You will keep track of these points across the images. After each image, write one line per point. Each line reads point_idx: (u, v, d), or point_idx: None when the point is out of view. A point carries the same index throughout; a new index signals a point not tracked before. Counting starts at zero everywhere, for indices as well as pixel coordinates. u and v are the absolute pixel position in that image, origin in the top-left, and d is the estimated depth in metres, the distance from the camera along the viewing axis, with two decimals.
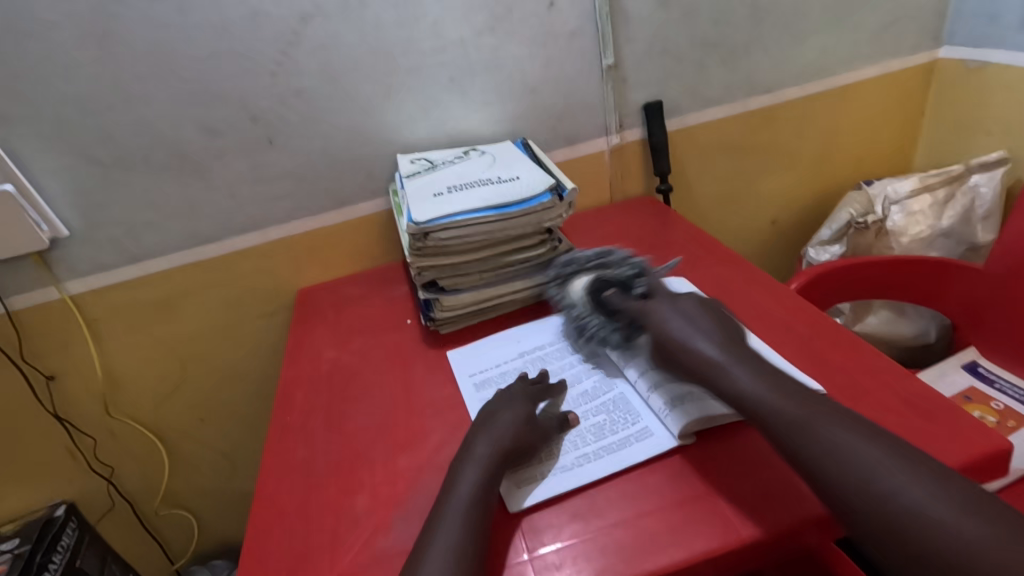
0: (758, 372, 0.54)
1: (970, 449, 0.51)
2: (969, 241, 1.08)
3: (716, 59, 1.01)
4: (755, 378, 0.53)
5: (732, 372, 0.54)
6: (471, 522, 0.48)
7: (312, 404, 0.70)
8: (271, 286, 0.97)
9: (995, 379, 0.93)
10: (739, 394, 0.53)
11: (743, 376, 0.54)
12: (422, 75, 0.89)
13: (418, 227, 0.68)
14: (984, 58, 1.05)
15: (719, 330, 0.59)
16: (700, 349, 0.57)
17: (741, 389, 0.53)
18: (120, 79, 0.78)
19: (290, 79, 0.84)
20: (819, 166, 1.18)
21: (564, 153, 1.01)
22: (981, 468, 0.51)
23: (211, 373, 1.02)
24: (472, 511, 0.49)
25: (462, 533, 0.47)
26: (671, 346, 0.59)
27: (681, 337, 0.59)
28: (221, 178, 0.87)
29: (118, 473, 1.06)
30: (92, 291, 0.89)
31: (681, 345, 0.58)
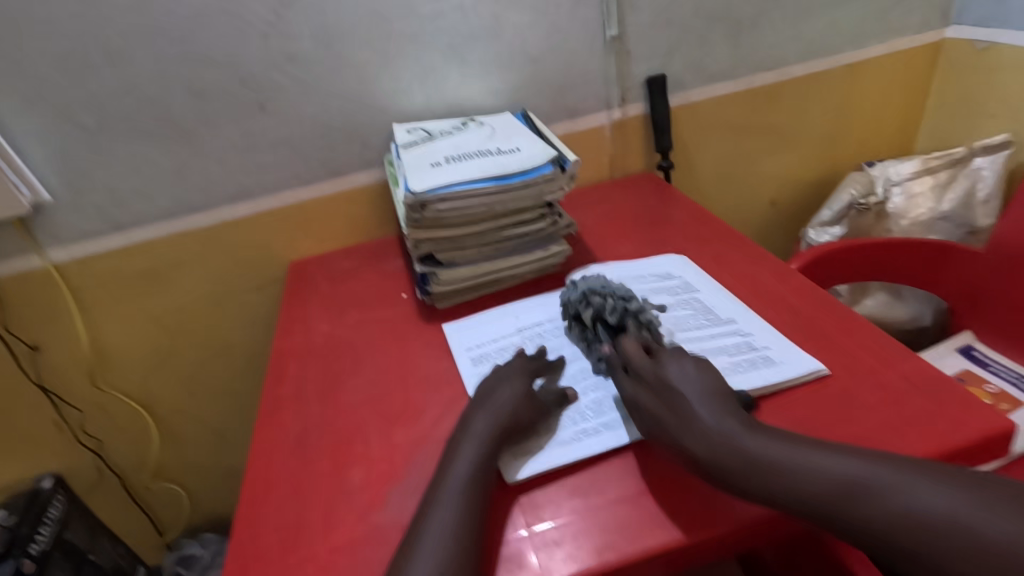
0: (762, 433, 0.48)
1: (975, 429, 0.50)
2: (969, 225, 1.06)
3: (722, 33, 0.98)
4: (753, 436, 0.48)
5: (729, 435, 0.48)
6: (469, 496, 0.47)
7: (305, 378, 0.69)
8: (263, 258, 0.95)
9: (989, 362, 0.94)
10: (762, 448, 0.47)
11: (693, 397, 0.51)
12: (420, 41, 0.86)
13: (415, 198, 0.66)
14: (993, 38, 1.03)
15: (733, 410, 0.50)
16: (698, 426, 0.49)
17: (709, 414, 0.50)
18: (103, 37, 0.75)
19: (283, 41, 0.81)
20: (821, 146, 1.17)
21: (565, 127, 0.99)
22: (984, 447, 0.50)
23: (201, 346, 1.00)
24: (470, 484, 0.48)
25: (460, 508, 0.46)
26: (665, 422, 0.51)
27: (678, 413, 0.51)
28: (210, 145, 0.85)
29: (105, 446, 1.04)
30: (77, 260, 0.87)
31: (677, 420, 0.50)
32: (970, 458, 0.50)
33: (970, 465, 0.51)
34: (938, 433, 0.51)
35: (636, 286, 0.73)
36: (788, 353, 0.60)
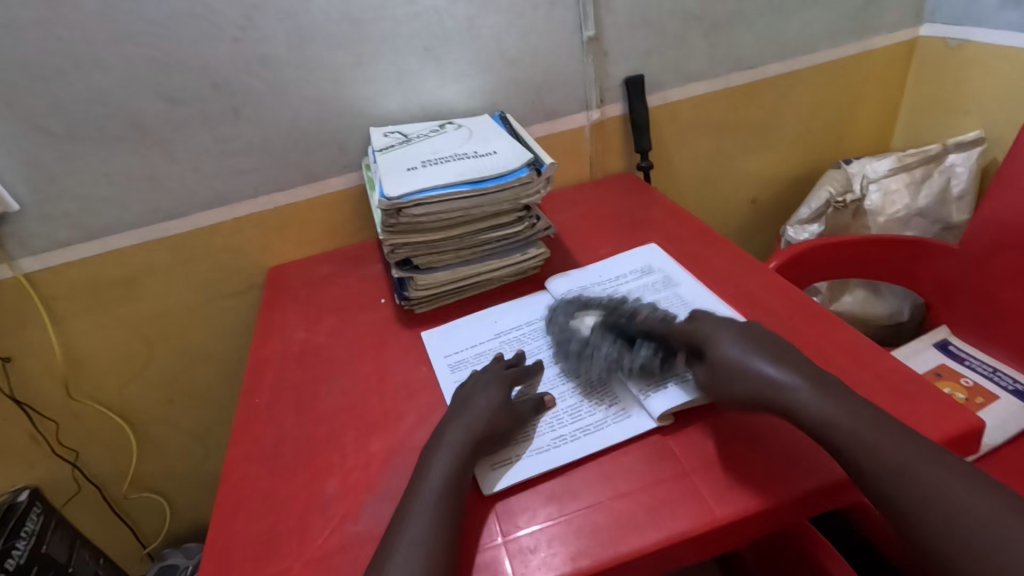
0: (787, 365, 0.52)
1: (942, 427, 0.51)
2: (945, 221, 1.08)
3: (698, 33, 0.98)
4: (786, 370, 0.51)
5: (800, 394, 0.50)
6: (442, 510, 0.47)
7: (281, 387, 0.68)
8: (240, 264, 0.94)
9: (965, 357, 0.95)
10: (781, 372, 0.51)
11: (765, 357, 0.53)
12: (396, 44, 0.86)
13: (390, 203, 0.66)
14: (965, 37, 1.05)
15: (789, 352, 0.54)
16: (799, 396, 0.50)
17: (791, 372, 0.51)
18: (68, 41, 0.73)
19: (255, 45, 0.80)
20: (799, 145, 1.17)
21: (543, 129, 0.99)
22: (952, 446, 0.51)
23: (179, 354, 0.99)
24: (443, 498, 0.47)
25: (433, 523, 0.46)
26: (731, 370, 0.53)
27: (744, 362, 0.53)
28: (183, 151, 0.83)
29: (83, 456, 1.03)
30: (49, 269, 0.85)
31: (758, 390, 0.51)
32: None
33: None
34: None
35: (619, 287, 0.74)
36: None
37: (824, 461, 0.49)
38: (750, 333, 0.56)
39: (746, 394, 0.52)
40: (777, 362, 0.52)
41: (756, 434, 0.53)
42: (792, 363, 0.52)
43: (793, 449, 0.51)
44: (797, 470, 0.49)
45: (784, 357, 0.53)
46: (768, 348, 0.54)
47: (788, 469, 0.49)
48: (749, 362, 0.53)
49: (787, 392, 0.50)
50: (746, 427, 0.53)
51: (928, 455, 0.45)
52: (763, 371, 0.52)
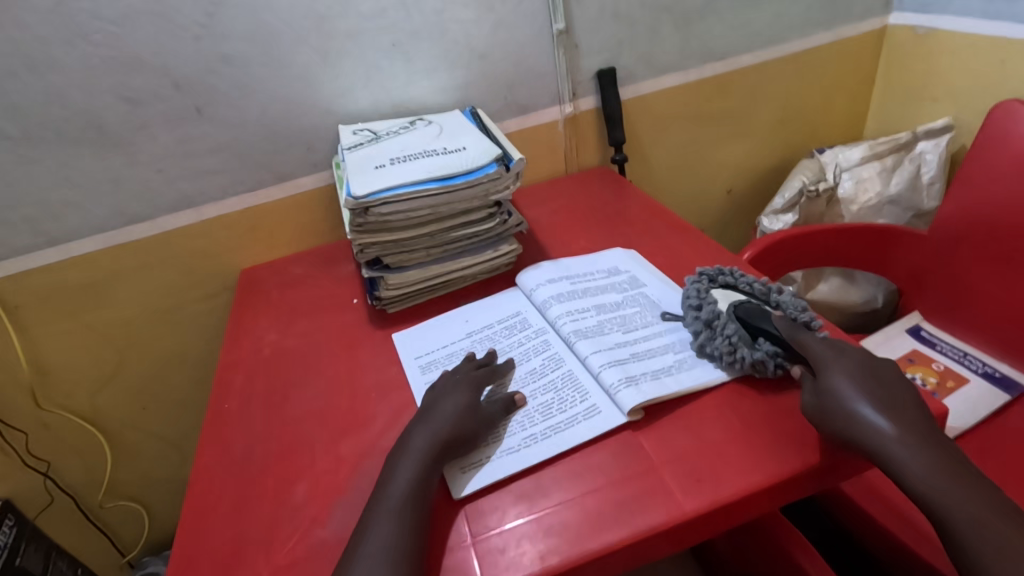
0: (892, 416, 0.48)
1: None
2: (916, 208, 1.09)
3: (669, 25, 0.98)
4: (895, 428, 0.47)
5: (901, 454, 0.46)
6: (407, 516, 0.46)
7: (251, 392, 0.67)
8: (211, 266, 0.92)
9: (937, 341, 0.96)
10: (878, 421, 0.48)
11: (872, 404, 0.48)
12: (362, 40, 0.84)
13: (357, 202, 0.65)
14: (933, 24, 1.06)
15: (890, 401, 0.49)
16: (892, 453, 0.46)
17: (889, 422, 0.48)
18: (21, 42, 0.71)
19: (217, 43, 0.78)
20: (773, 134, 1.18)
21: (516, 123, 0.98)
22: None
23: (150, 361, 0.97)
24: (409, 504, 0.47)
25: (397, 528, 0.46)
26: (834, 411, 0.49)
27: (849, 402, 0.49)
28: (147, 153, 0.81)
29: (55, 467, 1.00)
30: (10, 276, 0.83)
31: (871, 434, 0.47)
32: None
33: None
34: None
35: (585, 286, 0.72)
36: None
37: (786, 452, 0.50)
38: (873, 375, 0.51)
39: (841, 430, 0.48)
40: (884, 412, 0.48)
41: (725, 424, 0.53)
42: (896, 414, 0.48)
43: (757, 442, 0.51)
44: (761, 461, 0.50)
45: (887, 402, 0.49)
46: (882, 396, 0.49)
47: (753, 459, 0.50)
48: (855, 407, 0.49)
49: (881, 442, 0.47)
50: (716, 417, 0.54)
51: (911, 448, 0.46)
52: (875, 426, 0.47)
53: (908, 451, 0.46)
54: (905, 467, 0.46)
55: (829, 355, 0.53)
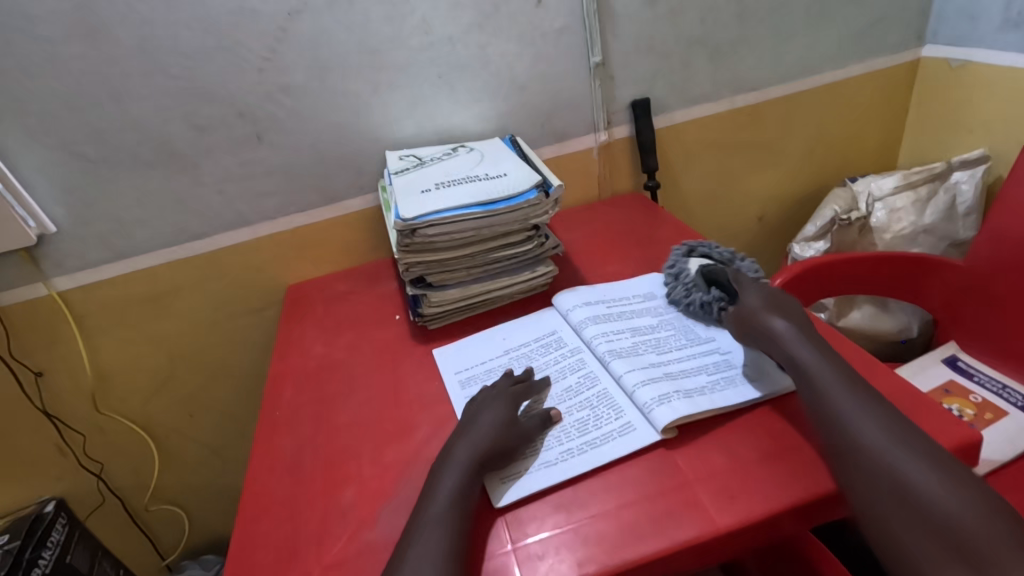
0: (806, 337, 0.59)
1: (937, 442, 0.52)
2: (951, 237, 1.09)
3: (703, 58, 1.02)
4: (817, 354, 0.57)
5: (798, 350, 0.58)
6: (451, 522, 0.49)
7: (300, 400, 0.71)
8: (262, 281, 0.97)
9: (974, 373, 0.95)
10: (794, 340, 0.58)
11: (767, 311, 0.62)
12: (410, 72, 0.90)
13: (405, 224, 0.69)
14: (966, 57, 1.07)
15: (802, 320, 0.61)
16: (796, 351, 0.58)
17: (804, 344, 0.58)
18: (106, 74, 0.78)
19: (278, 75, 0.84)
20: (805, 162, 1.19)
21: (552, 151, 1.02)
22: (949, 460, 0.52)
23: (200, 370, 1.02)
24: (453, 512, 0.50)
25: (443, 533, 0.48)
26: (747, 320, 0.63)
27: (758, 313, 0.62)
28: (210, 175, 0.88)
29: (107, 469, 1.06)
30: (81, 287, 0.89)
31: (764, 334, 0.60)
32: None
33: None
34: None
35: (618, 310, 0.74)
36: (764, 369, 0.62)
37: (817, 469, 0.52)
38: (785, 302, 0.63)
39: (760, 337, 0.61)
40: (792, 324, 0.60)
41: (755, 441, 0.55)
42: (798, 324, 0.60)
43: (788, 463, 0.53)
44: (791, 478, 0.51)
45: (792, 317, 0.61)
46: (792, 314, 0.61)
47: (783, 474, 0.52)
48: (764, 317, 0.61)
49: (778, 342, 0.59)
50: (748, 435, 0.56)
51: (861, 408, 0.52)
52: (775, 333, 0.60)
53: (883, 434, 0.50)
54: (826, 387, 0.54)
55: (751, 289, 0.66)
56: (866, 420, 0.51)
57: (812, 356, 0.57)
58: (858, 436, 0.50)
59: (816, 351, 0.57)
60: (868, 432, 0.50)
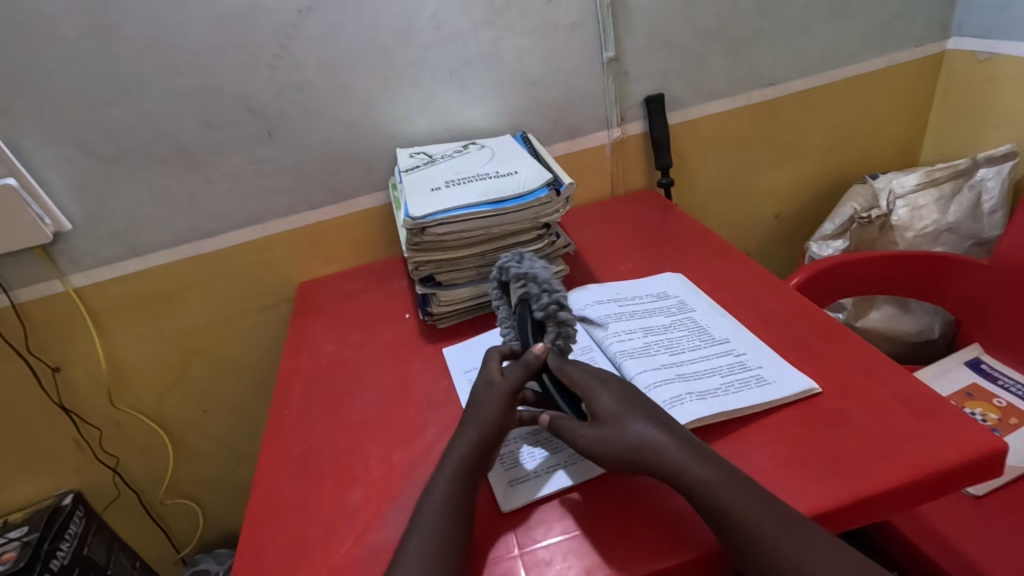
0: (660, 429, 0.51)
1: (802, 501, 0.49)
2: (976, 236, 1.05)
3: (719, 53, 1.00)
4: (677, 444, 0.50)
5: (660, 454, 0.50)
6: (444, 527, 0.48)
7: (309, 399, 0.71)
8: (273, 278, 0.98)
9: (998, 376, 0.92)
10: (651, 436, 0.51)
11: (624, 414, 0.53)
12: (421, 69, 0.89)
13: (414, 222, 0.68)
14: (994, 50, 1.03)
15: (652, 411, 0.53)
16: (661, 456, 0.50)
17: (659, 434, 0.51)
18: (119, 72, 0.79)
19: (289, 72, 0.84)
20: (824, 159, 1.17)
21: (564, 147, 1.01)
22: (822, 521, 0.48)
23: (213, 366, 1.03)
24: (451, 516, 0.49)
25: (439, 535, 0.48)
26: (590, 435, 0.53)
27: (610, 418, 0.53)
28: (222, 173, 0.88)
29: (123, 463, 1.07)
30: (96, 284, 0.90)
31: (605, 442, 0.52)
32: (955, 480, 0.50)
33: (963, 484, 0.51)
34: (911, 457, 0.51)
35: (631, 309, 0.73)
36: (779, 371, 0.61)
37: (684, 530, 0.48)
38: (634, 398, 0.55)
39: (623, 454, 0.51)
40: (650, 426, 0.52)
41: (612, 489, 0.53)
42: (657, 421, 0.52)
43: (805, 470, 0.51)
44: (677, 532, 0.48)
45: (641, 413, 0.53)
46: (640, 410, 0.53)
47: (652, 527, 0.49)
48: (624, 424, 0.52)
49: (642, 450, 0.50)
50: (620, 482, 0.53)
51: (721, 483, 0.47)
52: (632, 438, 0.51)
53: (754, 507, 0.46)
54: (693, 482, 0.48)
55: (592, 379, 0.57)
56: (735, 498, 0.46)
57: (673, 464, 0.49)
58: (727, 510, 0.46)
59: (688, 449, 0.50)
60: (741, 504, 0.46)
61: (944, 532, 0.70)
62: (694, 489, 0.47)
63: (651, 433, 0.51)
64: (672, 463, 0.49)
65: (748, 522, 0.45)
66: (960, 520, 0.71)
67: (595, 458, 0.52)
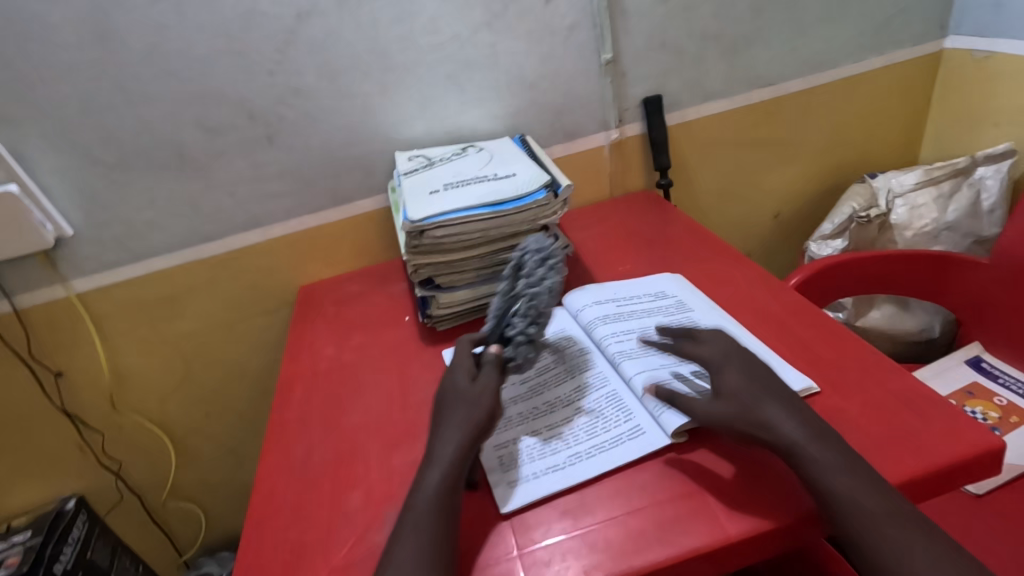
0: (793, 412, 0.52)
1: (889, 472, 0.50)
2: (975, 234, 1.05)
3: (716, 54, 1.00)
4: (804, 423, 0.51)
5: (785, 428, 0.50)
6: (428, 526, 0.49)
7: (310, 402, 0.71)
8: (273, 282, 0.98)
9: (999, 374, 0.92)
10: (784, 421, 0.51)
11: (752, 394, 0.54)
12: (419, 73, 0.89)
13: (413, 225, 0.69)
14: (991, 48, 1.03)
15: (784, 396, 0.53)
16: (782, 430, 0.50)
17: (793, 417, 0.51)
18: (120, 78, 0.79)
19: (288, 77, 0.85)
20: (823, 158, 1.17)
21: (562, 149, 1.01)
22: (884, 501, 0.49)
23: (215, 370, 1.04)
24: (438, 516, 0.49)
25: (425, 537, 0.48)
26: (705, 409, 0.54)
27: (741, 397, 0.53)
28: (222, 178, 0.88)
29: (125, 467, 1.08)
30: (98, 289, 0.91)
31: (728, 417, 0.52)
32: (955, 477, 0.50)
33: (964, 481, 0.51)
34: (913, 455, 0.51)
35: (629, 309, 0.73)
36: (778, 371, 0.61)
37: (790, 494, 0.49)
38: (765, 381, 0.55)
39: (749, 427, 0.51)
40: (783, 406, 0.52)
41: (679, 471, 0.53)
42: (787, 405, 0.52)
43: None
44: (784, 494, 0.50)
45: (772, 394, 0.53)
46: (771, 392, 0.54)
47: (762, 490, 0.50)
48: (758, 403, 0.53)
49: (767, 428, 0.51)
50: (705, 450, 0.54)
51: (837, 459, 0.48)
52: (762, 414, 0.52)
53: (857, 487, 0.46)
54: (809, 458, 0.48)
55: (717, 358, 0.59)
56: (850, 483, 0.46)
57: (806, 439, 0.49)
58: (836, 490, 0.46)
59: (810, 427, 0.50)
60: (844, 486, 0.46)
61: (945, 532, 0.70)
62: (814, 467, 0.47)
63: (782, 412, 0.52)
64: (792, 441, 0.49)
65: (856, 506, 0.45)
66: (961, 520, 0.71)
67: (723, 426, 0.52)
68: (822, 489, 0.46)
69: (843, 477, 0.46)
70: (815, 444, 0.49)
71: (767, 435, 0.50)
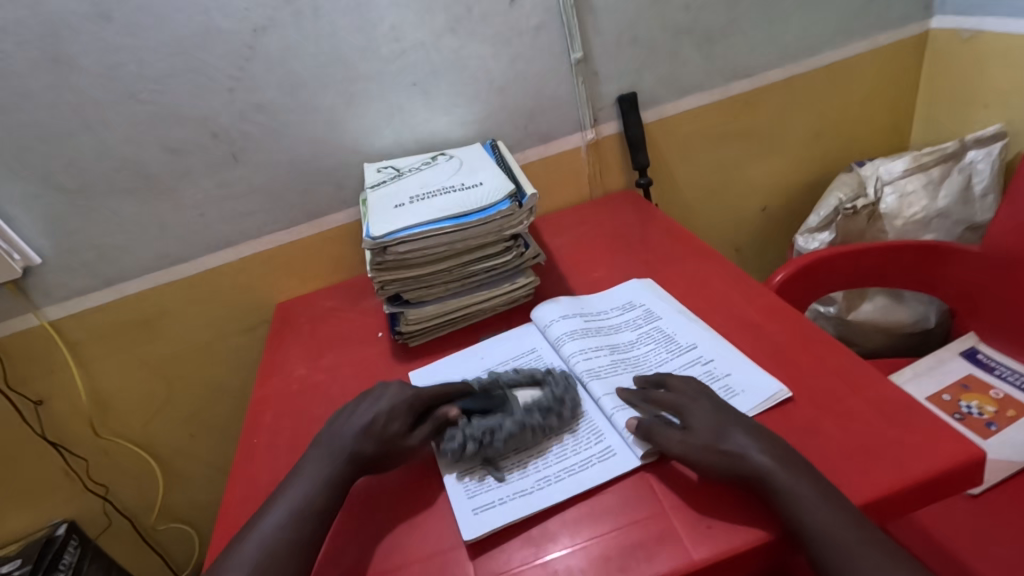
0: (761, 439, 0.50)
1: (854, 493, 0.47)
2: (968, 220, 1.03)
3: (691, 47, 0.97)
4: (773, 451, 0.49)
5: (756, 458, 0.48)
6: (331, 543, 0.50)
7: (279, 427, 0.70)
8: (249, 301, 0.97)
9: (995, 365, 0.89)
10: (753, 451, 0.49)
11: (718, 427, 0.51)
12: (385, 82, 0.87)
13: (375, 242, 0.67)
14: (978, 27, 1.00)
15: (752, 425, 0.51)
16: (752, 459, 0.48)
17: (761, 446, 0.49)
18: (77, 103, 0.78)
19: (249, 93, 0.83)
20: (809, 148, 1.14)
21: (537, 152, 0.99)
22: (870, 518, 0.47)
23: (196, 391, 1.03)
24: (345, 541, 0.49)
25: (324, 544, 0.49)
26: (678, 450, 0.51)
27: (708, 433, 0.51)
28: (189, 198, 0.87)
29: (114, 490, 1.07)
30: (71, 316, 0.90)
31: (700, 456, 0.50)
32: (939, 487, 0.48)
33: (948, 491, 0.49)
34: (894, 466, 0.49)
35: (599, 323, 0.72)
36: (750, 380, 0.59)
37: (755, 501, 0.49)
38: (728, 409, 0.53)
39: (722, 463, 0.49)
40: (751, 435, 0.50)
41: (650, 497, 0.51)
42: (754, 431, 0.51)
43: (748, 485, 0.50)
44: (750, 505, 0.49)
45: (738, 424, 0.51)
46: (736, 421, 0.52)
47: (729, 503, 0.49)
48: (725, 437, 0.50)
49: (739, 461, 0.49)
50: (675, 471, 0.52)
51: (810, 489, 0.46)
52: (733, 450, 0.49)
53: (834, 518, 0.44)
54: (779, 487, 0.46)
55: (682, 394, 0.56)
56: (823, 514, 0.45)
57: (776, 468, 0.47)
58: (810, 523, 0.44)
59: (780, 453, 0.48)
60: (819, 519, 0.44)
61: (939, 537, 0.67)
62: (786, 497, 0.46)
63: (748, 442, 0.50)
64: (763, 470, 0.47)
65: (828, 538, 0.44)
66: (956, 524, 0.68)
67: (695, 465, 0.50)
68: (796, 522, 0.45)
69: (820, 509, 0.45)
70: (787, 472, 0.47)
71: (739, 470, 0.48)
